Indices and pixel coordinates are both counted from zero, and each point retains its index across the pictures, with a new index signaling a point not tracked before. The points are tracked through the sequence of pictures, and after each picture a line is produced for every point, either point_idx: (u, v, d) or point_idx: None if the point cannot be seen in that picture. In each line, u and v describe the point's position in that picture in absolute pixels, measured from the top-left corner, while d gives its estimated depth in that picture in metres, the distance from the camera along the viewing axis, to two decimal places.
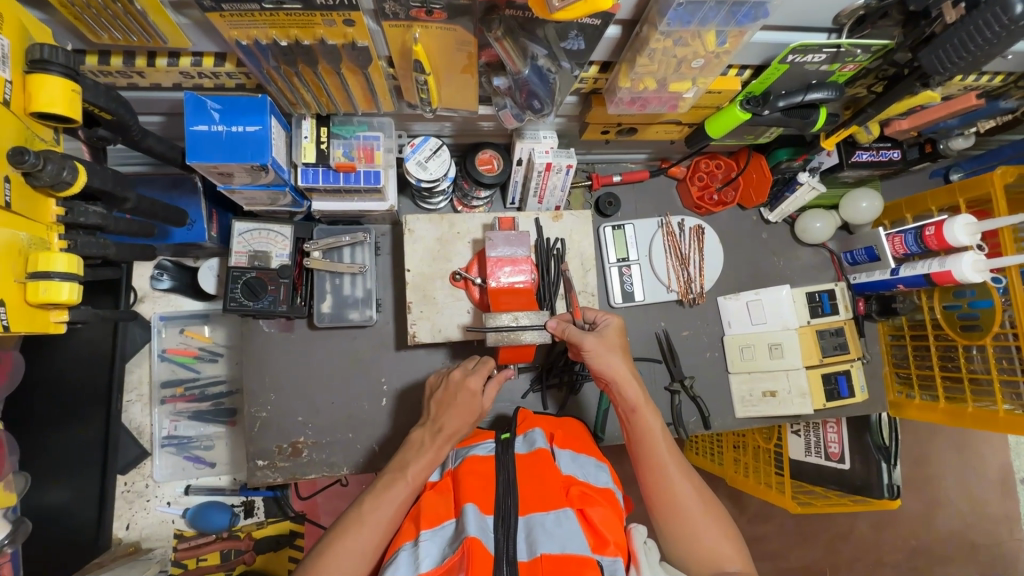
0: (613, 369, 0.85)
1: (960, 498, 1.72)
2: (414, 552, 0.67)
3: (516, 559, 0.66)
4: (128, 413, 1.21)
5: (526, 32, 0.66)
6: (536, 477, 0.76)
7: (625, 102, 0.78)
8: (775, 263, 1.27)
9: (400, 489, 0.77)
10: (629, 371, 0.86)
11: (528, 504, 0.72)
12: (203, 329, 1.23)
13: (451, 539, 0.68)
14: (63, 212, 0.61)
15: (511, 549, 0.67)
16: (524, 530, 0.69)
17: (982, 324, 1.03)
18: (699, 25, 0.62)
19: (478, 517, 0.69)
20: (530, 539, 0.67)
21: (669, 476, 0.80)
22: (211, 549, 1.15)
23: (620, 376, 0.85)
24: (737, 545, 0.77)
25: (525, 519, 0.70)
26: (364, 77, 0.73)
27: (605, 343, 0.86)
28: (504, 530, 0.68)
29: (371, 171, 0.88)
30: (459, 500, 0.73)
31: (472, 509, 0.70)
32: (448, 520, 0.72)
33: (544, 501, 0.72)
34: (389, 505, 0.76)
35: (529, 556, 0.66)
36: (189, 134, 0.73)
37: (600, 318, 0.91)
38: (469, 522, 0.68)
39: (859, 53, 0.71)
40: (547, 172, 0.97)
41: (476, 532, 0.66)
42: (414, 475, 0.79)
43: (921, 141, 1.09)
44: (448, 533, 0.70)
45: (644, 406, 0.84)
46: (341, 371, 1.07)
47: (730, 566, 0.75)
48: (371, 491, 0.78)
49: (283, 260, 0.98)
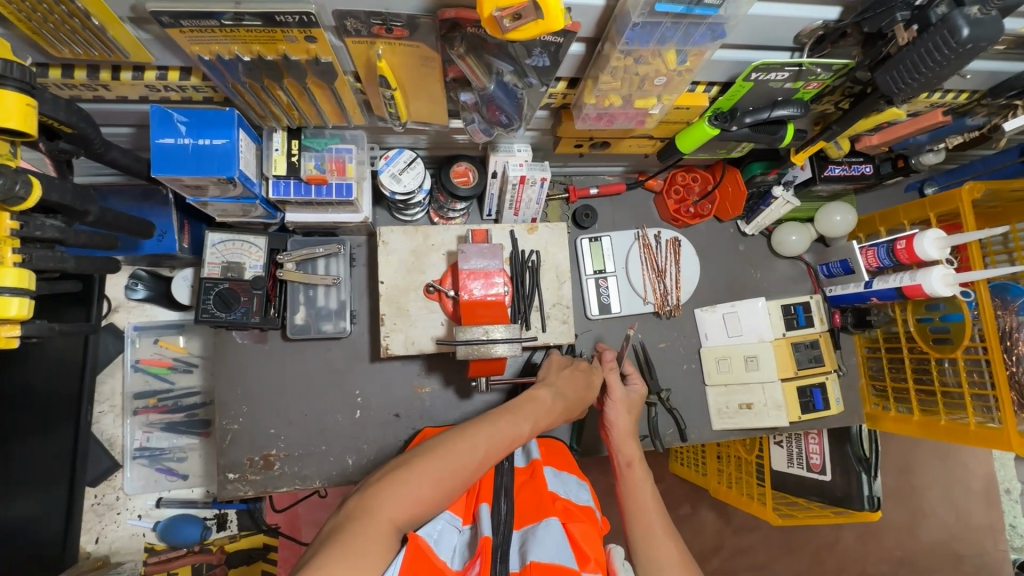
0: (619, 424, 0.93)
1: (944, 508, 1.72)
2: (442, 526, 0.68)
3: (509, 567, 0.64)
4: (99, 423, 1.20)
5: (488, 50, 0.67)
6: (529, 493, 0.77)
7: (592, 118, 0.79)
8: (752, 275, 1.28)
9: (478, 447, 0.71)
10: (632, 432, 0.93)
11: (522, 518, 0.72)
12: (178, 339, 1.22)
13: (470, 540, 0.70)
14: (18, 226, 0.59)
15: (505, 558, 0.65)
16: (518, 541, 0.68)
17: (953, 337, 1.03)
18: (659, 44, 0.63)
19: (492, 515, 0.71)
20: (522, 549, 0.66)
21: (653, 530, 0.78)
22: (181, 563, 1.15)
23: (623, 432, 0.92)
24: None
25: (519, 531, 0.70)
26: (332, 92, 0.74)
27: (625, 400, 0.95)
28: (501, 532, 0.68)
29: (343, 184, 0.88)
30: (478, 499, 0.75)
31: (486, 509, 0.72)
32: (468, 524, 0.73)
33: (536, 513, 0.72)
34: (466, 457, 0.70)
35: (520, 566, 0.63)
36: (155, 146, 0.73)
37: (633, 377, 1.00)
38: (484, 522, 0.69)
39: (821, 72, 0.73)
40: (521, 185, 0.98)
41: (491, 531, 0.68)
42: (497, 440, 0.74)
43: (894, 156, 1.11)
44: (467, 536, 0.71)
45: (640, 462, 0.89)
46: (314, 383, 1.06)
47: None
48: (448, 439, 0.72)
49: (256, 271, 0.98)
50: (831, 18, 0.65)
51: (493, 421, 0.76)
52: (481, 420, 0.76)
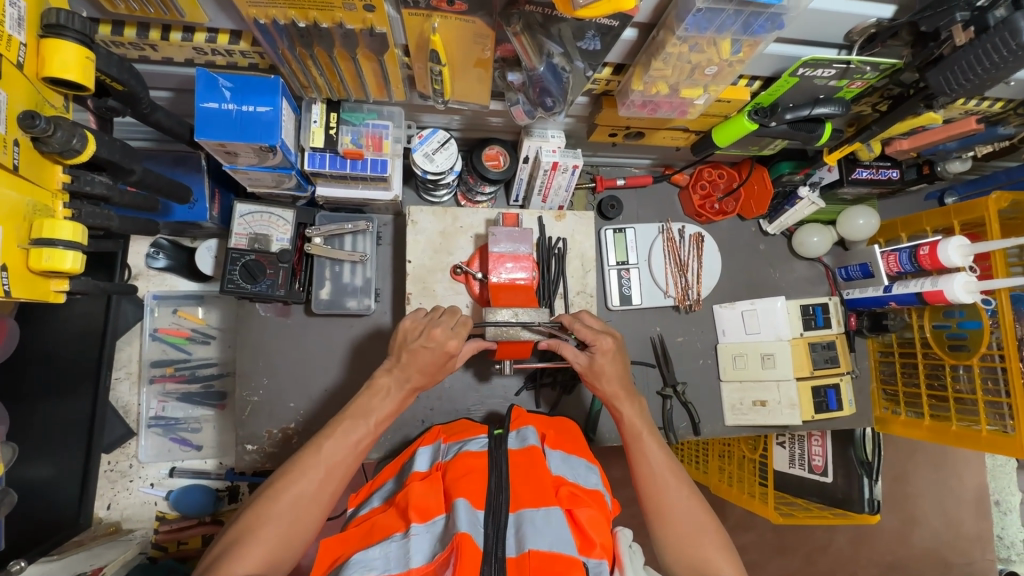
0: (607, 387, 0.89)
1: (936, 515, 1.74)
2: (403, 544, 0.65)
3: (504, 556, 0.64)
4: (115, 390, 1.20)
5: (544, 30, 0.67)
6: (526, 474, 0.74)
7: (636, 105, 0.79)
8: (771, 274, 1.29)
9: (361, 430, 0.78)
10: (624, 391, 0.89)
11: (519, 500, 0.70)
12: (197, 310, 1.22)
13: (442, 535, 0.66)
14: (69, 179, 0.61)
15: (501, 546, 0.65)
16: (513, 526, 0.67)
17: (970, 345, 1.05)
18: (716, 32, 0.63)
19: (469, 512, 0.67)
20: (519, 534, 0.66)
21: (666, 485, 0.81)
22: (193, 533, 1.16)
23: (615, 395, 0.89)
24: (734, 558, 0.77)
25: (515, 515, 0.68)
26: (379, 64, 0.73)
27: (596, 369, 0.89)
28: (492, 526, 0.66)
29: (378, 159, 0.88)
30: (451, 494, 0.71)
31: (464, 504, 0.68)
32: (439, 514, 0.69)
33: (535, 496, 0.70)
34: (348, 448, 0.76)
35: (517, 553, 0.64)
36: (199, 110, 0.73)
37: (595, 336, 0.88)
38: (460, 516, 0.65)
39: (868, 71, 0.73)
40: (553, 172, 0.98)
41: (468, 528, 0.64)
42: (379, 415, 0.80)
43: (920, 162, 1.11)
44: (439, 529, 0.67)
45: (638, 423, 0.87)
46: (333, 360, 1.06)
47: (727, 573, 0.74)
48: (328, 431, 0.77)
49: (283, 243, 0.98)
50: (886, 16, 0.66)
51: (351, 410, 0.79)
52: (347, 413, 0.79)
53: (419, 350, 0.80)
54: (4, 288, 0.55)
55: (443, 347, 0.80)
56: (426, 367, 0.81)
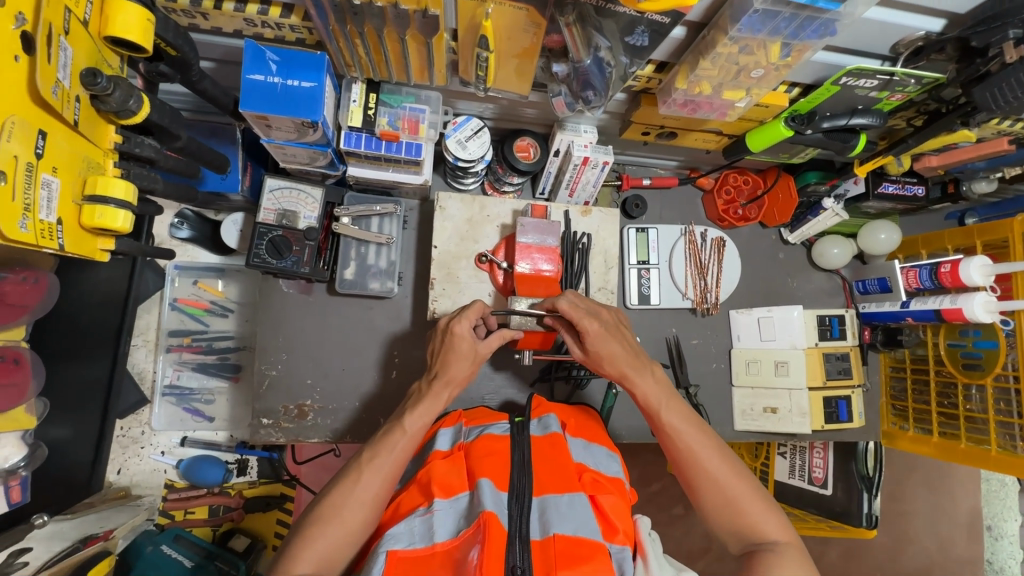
0: (612, 367, 0.84)
1: (929, 537, 1.74)
2: (427, 520, 0.66)
3: (529, 537, 0.65)
4: (132, 357, 1.21)
5: (594, 23, 0.68)
6: (550, 460, 0.75)
7: (677, 104, 0.79)
8: (790, 284, 1.29)
9: (399, 438, 0.77)
10: (630, 370, 0.83)
11: (543, 485, 0.71)
12: (217, 283, 1.24)
13: (466, 512, 0.67)
14: (120, 140, 0.65)
15: (525, 527, 0.66)
16: (537, 509, 0.68)
17: (984, 364, 1.05)
18: (768, 34, 0.64)
19: (493, 492, 0.68)
20: (543, 518, 0.67)
21: (697, 455, 0.78)
22: (199, 503, 1.19)
23: (623, 373, 0.83)
24: (780, 517, 0.75)
25: (538, 500, 0.69)
26: (427, 47, 0.74)
27: (594, 353, 0.84)
28: (517, 509, 0.67)
29: (413, 143, 0.89)
30: (474, 473, 0.72)
31: (488, 484, 0.69)
32: (463, 493, 0.70)
33: (559, 483, 0.71)
34: (391, 455, 0.76)
35: (542, 536, 0.65)
36: (245, 81, 0.73)
37: (581, 321, 0.81)
38: (485, 496, 0.67)
39: (911, 84, 0.73)
40: (583, 166, 0.97)
41: (493, 507, 0.65)
42: (414, 428, 0.78)
43: (945, 181, 1.12)
44: (462, 506, 0.68)
45: (655, 397, 0.83)
46: (351, 339, 1.07)
47: (775, 538, 0.72)
48: (373, 441, 0.78)
49: (310, 222, 0.98)
50: (934, 29, 0.67)
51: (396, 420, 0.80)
52: (392, 423, 0.80)
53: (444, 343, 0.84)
54: (59, 242, 0.59)
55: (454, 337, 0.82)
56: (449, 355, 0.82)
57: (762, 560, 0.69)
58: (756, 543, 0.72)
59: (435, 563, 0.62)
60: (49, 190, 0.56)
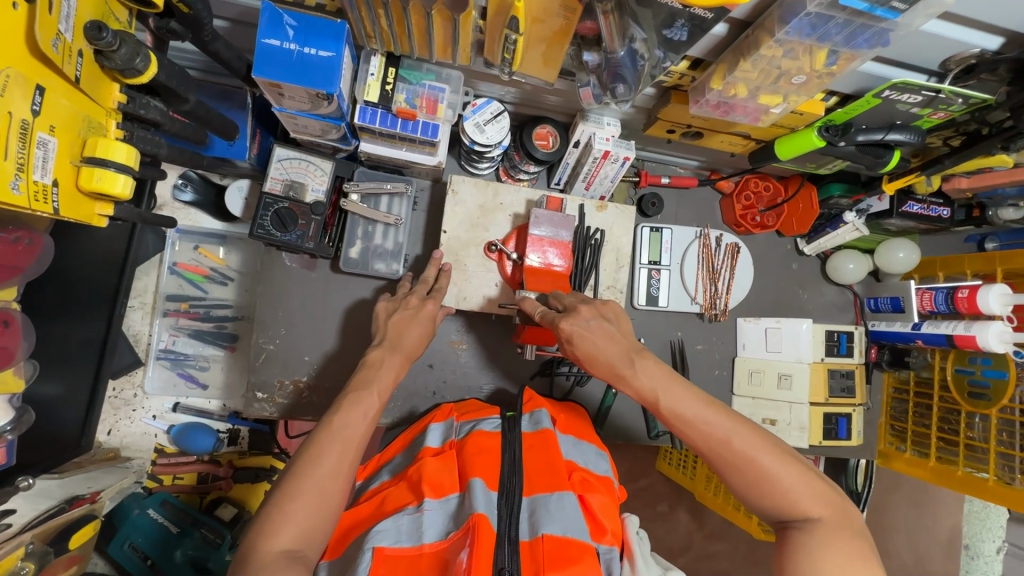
0: (603, 363, 0.76)
1: (908, 554, 1.73)
2: (416, 519, 0.65)
3: (517, 538, 0.63)
4: (128, 319, 1.20)
5: (632, 13, 0.64)
6: (540, 457, 0.73)
7: (710, 104, 0.76)
8: (800, 295, 1.27)
9: (370, 401, 0.75)
10: (624, 362, 0.74)
11: (533, 484, 0.70)
12: (218, 250, 1.21)
13: (455, 514, 0.66)
14: (124, 100, 0.63)
15: (514, 528, 0.64)
16: (527, 509, 0.67)
17: (991, 394, 1.02)
18: (817, 40, 0.60)
19: (484, 492, 0.67)
20: (532, 518, 0.65)
21: (712, 438, 0.69)
22: (188, 470, 1.19)
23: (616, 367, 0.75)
24: (817, 486, 0.66)
25: (529, 499, 0.68)
26: (453, 24, 0.70)
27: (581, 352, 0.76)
28: (507, 512, 0.66)
29: (430, 123, 0.85)
30: (465, 474, 0.71)
31: (479, 484, 0.68)
32: (453, 494, 0.69)
33: (549, 482, 0.69)
34: (361, 422, 0.73)
35: (530, 536, 0.63)
36: (260, 44, 0.70)
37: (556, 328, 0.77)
38: (476, 497, 0.65)
39: (956, 103, 0.70)
40: (602, 161, 0.94)
41: (484, 509, 0.64)
42: (375, 387, 0.77)
43: (971, 204, 1.08)
44: (451, 507, 0.67)
45: (657, 382, 0.72)
46: (350, 319, 1.04)
47: (812, 514, 0.64)
48: (338, 406, 0.74)
49: (317, 195, 0.95)
50: (990, 47, 0.64)
51: (362, 386, 0.77)
52: (357, 389, 0.76)
53: (411, 314, 0.88)
54: (54, 205, 0.56)
55: (422, 310, 0.89)
56: (418, 331, 0.87)
57: (796, 543, 0.62)
58: (792, 522, 0.65)
59: (423, 564, 0.61)
60: (44, 150, 0.54)
